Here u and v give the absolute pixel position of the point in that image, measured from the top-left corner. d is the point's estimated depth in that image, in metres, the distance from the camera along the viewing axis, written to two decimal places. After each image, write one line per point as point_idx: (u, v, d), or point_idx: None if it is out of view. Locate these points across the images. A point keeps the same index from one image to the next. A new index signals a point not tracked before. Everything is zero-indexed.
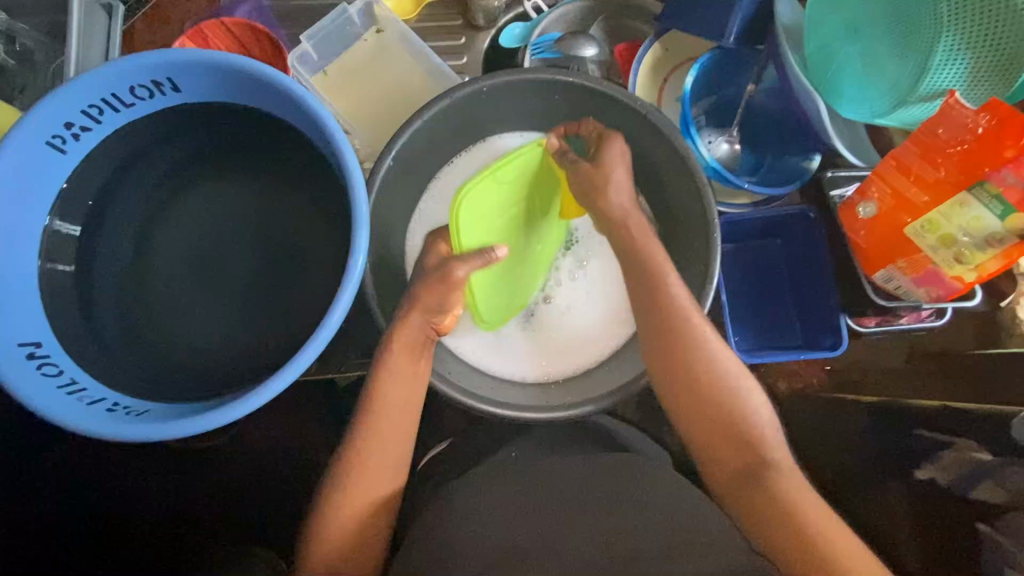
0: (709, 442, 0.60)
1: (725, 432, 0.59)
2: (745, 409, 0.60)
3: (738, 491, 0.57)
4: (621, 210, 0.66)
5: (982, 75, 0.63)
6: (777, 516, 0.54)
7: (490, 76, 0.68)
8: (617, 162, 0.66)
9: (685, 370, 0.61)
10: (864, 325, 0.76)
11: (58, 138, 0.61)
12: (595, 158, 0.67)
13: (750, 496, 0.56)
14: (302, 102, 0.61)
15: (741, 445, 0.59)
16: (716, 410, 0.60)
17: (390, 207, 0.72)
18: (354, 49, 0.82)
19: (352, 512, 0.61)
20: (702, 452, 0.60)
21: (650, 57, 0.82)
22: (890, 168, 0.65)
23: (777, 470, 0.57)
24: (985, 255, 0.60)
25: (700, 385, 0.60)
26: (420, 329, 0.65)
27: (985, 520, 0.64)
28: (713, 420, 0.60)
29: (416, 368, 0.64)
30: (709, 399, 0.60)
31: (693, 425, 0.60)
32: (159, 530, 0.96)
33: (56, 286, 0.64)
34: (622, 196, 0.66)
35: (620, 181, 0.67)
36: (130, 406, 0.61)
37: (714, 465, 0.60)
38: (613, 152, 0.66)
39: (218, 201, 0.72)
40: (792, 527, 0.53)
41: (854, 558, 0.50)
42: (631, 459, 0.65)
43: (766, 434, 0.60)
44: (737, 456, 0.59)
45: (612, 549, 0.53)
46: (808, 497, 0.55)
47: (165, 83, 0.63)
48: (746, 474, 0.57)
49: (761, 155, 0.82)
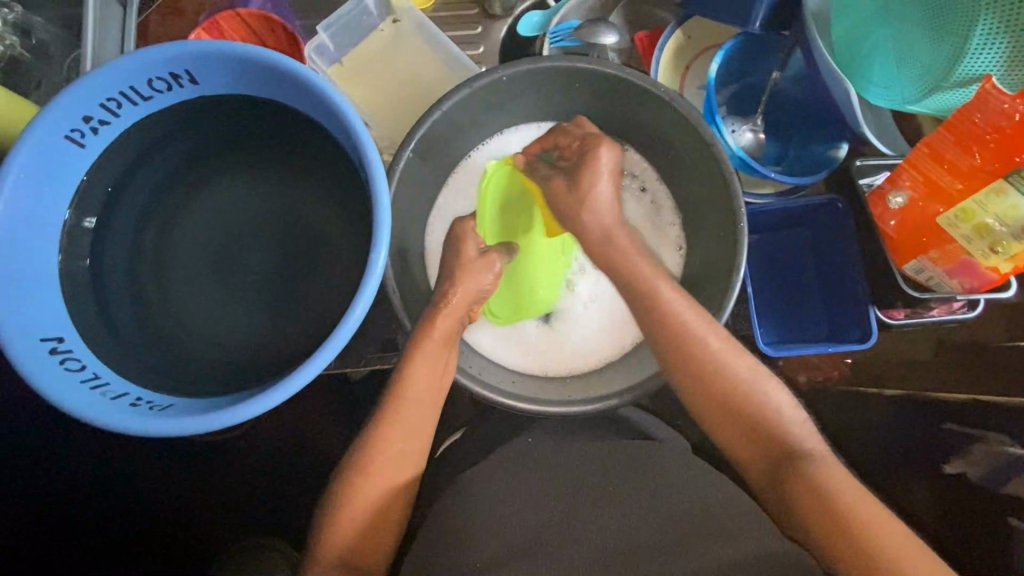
0: (735, 443, 0.60)
1: (750, 428, 0.59)
2: (768, 407, 0.59)
3: (776, 489, 0.57)
4: (601, 233, 0.66)
5: (1019, 59, 0.61)
6: (812, 507, 0.53)
7: (509, 65, 0.67)
8: (599, 185, 0.66)
9: (695, 372, 0.60)
10: (894, 317, 0.74)
11: (77, 132, 0.60)
12: (571, 177, 0.67)
13: (785, 489, 0.56)
14: (321, 93, 0.60)
15: (769, 442, 0.59)
16: (742, 406, 0.60)
17: (409, 198, 0.72)
18: (370, 39, 0.81)
19: (368, 505, 0.60)
20: (731, 447, 0.61)
21: (672, 44, 0.80)
22: (922, 155, 0.63)
23: (810, 460, 0.56)
24: (1021, 244, 0.58)
25: (716, 386, 0.60)
26: (454, 319, 0.65)
27: (1017, 514, 0.66)
28: (738, 416, 0.60)
29: (444, 361, 0.64)
30: (733, 397, 0.60)
31: (717, 423, 0.61)
32: (176, 522, 0.96)
33: (76, 281, 0.64)
34: (602, 217, 0.66)
35: (602, 201, 0.66)
36: (152, 401, 0.61)
37: (743, 460, 0.60)
38: (592, 167, 0.65)
39: (234, 194, 0.71)
40: (835, 524, 0.51)
41: (899, 549, 0.49)
42: (654, 449, 0.64)
43: (798, 423, 0.59)
44: (767, 449, 0.59)
45: (638, 541, 0.52)
46: (845, 485, 0.54)
47: (183, 76, 0.62)
48: (780, 470, 0.57)
49: (787, 145, 0.80)
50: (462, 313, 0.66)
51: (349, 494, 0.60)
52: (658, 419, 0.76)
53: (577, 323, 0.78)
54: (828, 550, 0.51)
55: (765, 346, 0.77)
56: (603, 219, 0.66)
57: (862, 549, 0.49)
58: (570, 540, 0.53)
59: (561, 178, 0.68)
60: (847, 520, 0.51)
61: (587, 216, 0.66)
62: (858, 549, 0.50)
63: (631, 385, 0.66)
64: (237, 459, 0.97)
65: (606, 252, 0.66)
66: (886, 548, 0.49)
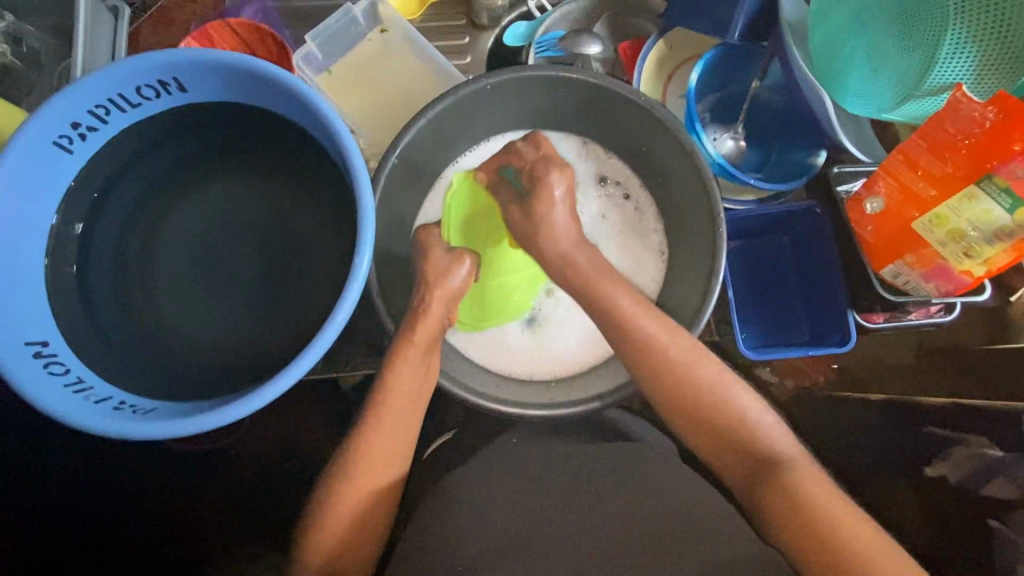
0: (711, 447, 0.59)
1: (725, 433, 0.58)
2: (739, 411, 0.58)
3: (755, 492, 0.56)
4: (557, 258, 0.64)
5: (989, 68, 0.62)
6: (787, 518, 0.53)
7: (494, 73, 0.68)
8: (553, 209, 0.64)
9: (665, 381, 0.59)
10: (872, 321, 0.75)
11: (65, 138, 0.61)
12: (526, 203, 0.66)
13: (762, 500, 0.55)
14: (307, 100, 0.61)
15: (739, 447, 0.58)
16: (705, 413, 0.59)
17: (395, 204, 0.72)
18: (358, 49, 0.82)
19: (353, 509, 0.60)
20: (707, 454, 0.60)
21: (655, 54, 0.81)
22: (897, 162, 0.65)
23: (784, 466, 0.56)
24: (994, 249, 0.60)
25: (687, 393, 0.59)
26: (439, 319, 0.66)
27: (997, 516, 0.64)
28: (710, 422, 0.59)
29: (429, 363, 0.65)
30: (702, 404, 0.59)
31: (692, 431, 0.60)
32: (164, 531, 0.96)
33: (63, 288, 0.65)
34: (558, 242, 0.64)
35: (557, 228, 0.64)
36: (135, 404, 0.61)
37: (722, 468, 0.59)
38: (546, 197, 0.65)
39: (220, 200, 0.72)
40: (813, 534, 0.51)
41: (872, 551, 0.49)
42: (640, 449, 0.64)
43: (768, 426, 0.58)
44: (742, 458, 0.58)
45: (617, 542, 0.52)
46: (820, 491, 0.53)
47: (171, 83, 0.63)
48: (758, 472, 0.56)
49: (767, 152, 0.82)
50: (442, 312, 0.67)
51: (331, 500, 0.60)
52: (644, 421, 0.77)
53: (561, 330, 0.79)
54: (805, 560, 0.51)
55: (747, 349, 0.78)
56: (558, 240, 0.64)
57: (838, 558, 0.49)
58: (550, 540, 0.53)
59: (517, 204, 0.67)
60: (823, 530, 0.51)
61: (544, 241, 0.65)
62: (832, 558, 0.50)
63: (613, 387, 0.67)
64: (227, 467, 0.97)
65: (564, 276, 0.64)
66: (861, 554, 0.49)
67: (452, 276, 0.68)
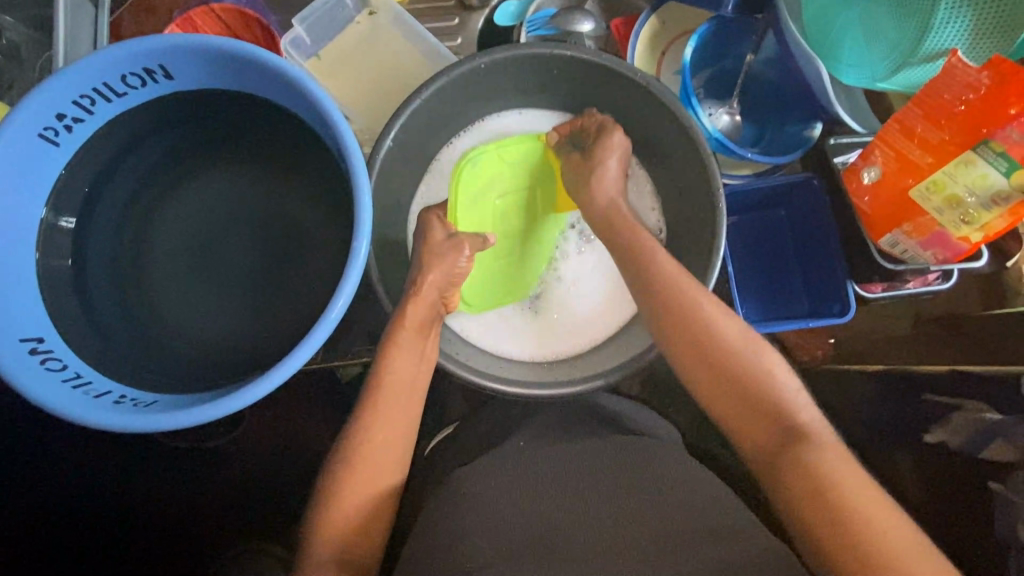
0: (733, 419, 0.57)
1: (751, 404, 0.56)
2: (771, 380, 0.56)
3: (773, 468, 0.53)
4: (606, 202, 0.69)
5: (984, 30, 0.62)
6: (815, 500, 0.50)
7: (487, 53, 0.67)
8: (608, 162, 0.70)
9: (709, 342, 0.58)
10: (871, 291, 0.75)
11: (50, 130, 0.60)
12: (587, 152, 0.72)
13: (783, 472, 0.52)
14: (297, 84, 0.60)
15: (772, 420, 0.55)
16: (733, 379, 0.57)
17: (391, 189, 0.72)
18: (346, 33, 0.81)
19: (362, 495, 0.58)
20: (730, 430, 0.57)
21: (647, 32, 0.80)
22: (893, 130, 0.65)
23: (811, 446, 0.53)
24: (991, 214, 0.60)
25: (720, 357, 0.57)
26: (434, 295, 0.65)
27: (994, 479, 0.65)
28: (746, 393, 0.56)
29: (422, 340, 0.64)
30: (732, 371, 0.57)
31: (716, 395, 0.57)
32: (167, 535, 0.94)
33: (56, 284, 0.64)
34: (605, 189, 0.69)
35: (609, 180, 0.70)
36: (136, 398, 0.60)
37: (745, 440, 0.56)
38: (602, 154, 0.70)
39: (215, 190, 0.71)
40: (834, 516, 0.48)
41: (892, 540, 0.47)
42: (647, 443, 0.61)
43: (784, 405, 0.56)
44: (765, 429, 0.55)
45: (627, 516, 0.52)
46: (842, 473, 0.50)
47: (157, 71, 0.62)
48: (780, 449, 0.54)
49: (764, 127, 0.82)
50: (432, 299, 0.65)
51: (331, 496, 0.58)
52: (650, 409, 0.75)
53: (560, 316, 0.79)
54: (827, 544, 0.48)
55: (748, 324, 0.78)
56: (609, 191, 0.69)
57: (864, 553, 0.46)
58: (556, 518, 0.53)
59: (577, 155, 0.72)
60: (848, 522, 0.48)
61: (591, 192, 0.70)
62: (846, 546, 0.47)
63: (615, 366, 0.67)
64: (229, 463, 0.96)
65: (609, 227, 0.68)
66: (883, 545, 0.46)
67: (454, 261, 0.67)
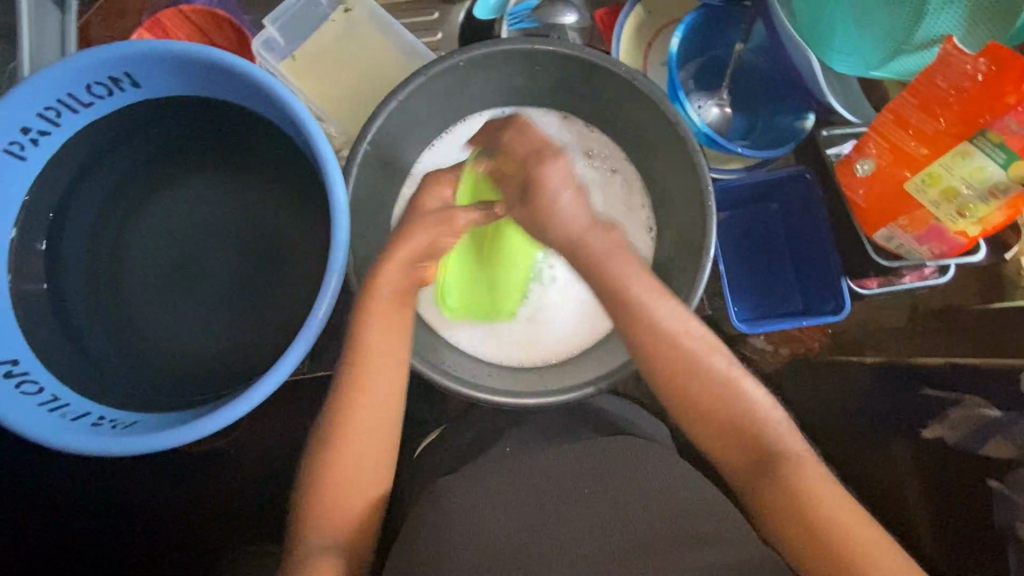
0: (713, 442, 0.55)
1: (729, 425, 0.54)
2: (747, 400, 0.55)
3: (755, 485, 0.53)
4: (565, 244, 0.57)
5: (981, 16, 0.61)
6: (801, 525, 0.50)
7: (466, 49, 0.64)
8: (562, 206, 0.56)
9: (685, 376, 0.55)
10: (866, 287, 0.73)
11: (15, 145, 0.58)
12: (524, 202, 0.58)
13: (766, 491, 0.52)
14: (266, 88, 0.58)
15: (749, 441, 0.54)
16: (711, 403, 0.55)
17: (371, 193, 0.69)
18: (321, 30, 0.78)
19: (344, 512, 0.57)
20: (708, 445, 0.56)
21: (634, 20, 0.77)
22: (887, 121, 0.63)
23: (790, 462, 0.53)
24: (989, 207, 0.58)
25: (695, 390, 0.55)
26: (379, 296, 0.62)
27: (996, 477, 0.67)
28: (720, 413, 0.54)
29: (383, 346, 0.61)
30: (711, 395, 0.55)
31: (696, 422, 0.55)
32: (146, 548, 0.88)
33: (31, 306, 0.62)
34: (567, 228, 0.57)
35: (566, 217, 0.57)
36: (116, 419, 0.59)
37: (722, 458, 0.55)
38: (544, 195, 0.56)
39: (187, 201, 0.68)
40: (816, 539, 0.49)
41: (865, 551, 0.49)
42: (630, 443, 0.59)
43: (768, 421, 0.55)
44: (745, 448, 0.54)
45: (612, 537, 0.50)
46: (817, 486, 0.51)
47: (123, 79, 0.60)
48: (760, 465, 0.53)
49: (755, 119, 0.79)
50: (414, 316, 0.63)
51: (313, 512, 0.57)
52: (642, 410, 0.74)
53: (549, 318, 0.77)
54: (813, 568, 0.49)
55: (740, 322, 0.76)
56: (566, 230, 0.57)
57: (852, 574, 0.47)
58: (544, 527, 0.51)
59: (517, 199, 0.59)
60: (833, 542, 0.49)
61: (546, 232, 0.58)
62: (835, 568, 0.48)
63: (605, 372, 0.66)
64: (219, 469, 0.90)
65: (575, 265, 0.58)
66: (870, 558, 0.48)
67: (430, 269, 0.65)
